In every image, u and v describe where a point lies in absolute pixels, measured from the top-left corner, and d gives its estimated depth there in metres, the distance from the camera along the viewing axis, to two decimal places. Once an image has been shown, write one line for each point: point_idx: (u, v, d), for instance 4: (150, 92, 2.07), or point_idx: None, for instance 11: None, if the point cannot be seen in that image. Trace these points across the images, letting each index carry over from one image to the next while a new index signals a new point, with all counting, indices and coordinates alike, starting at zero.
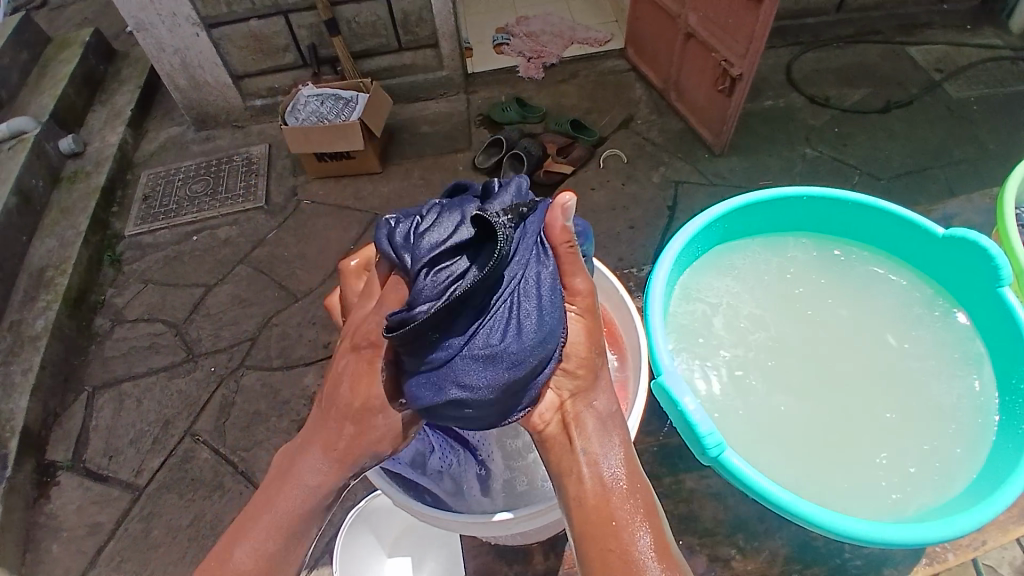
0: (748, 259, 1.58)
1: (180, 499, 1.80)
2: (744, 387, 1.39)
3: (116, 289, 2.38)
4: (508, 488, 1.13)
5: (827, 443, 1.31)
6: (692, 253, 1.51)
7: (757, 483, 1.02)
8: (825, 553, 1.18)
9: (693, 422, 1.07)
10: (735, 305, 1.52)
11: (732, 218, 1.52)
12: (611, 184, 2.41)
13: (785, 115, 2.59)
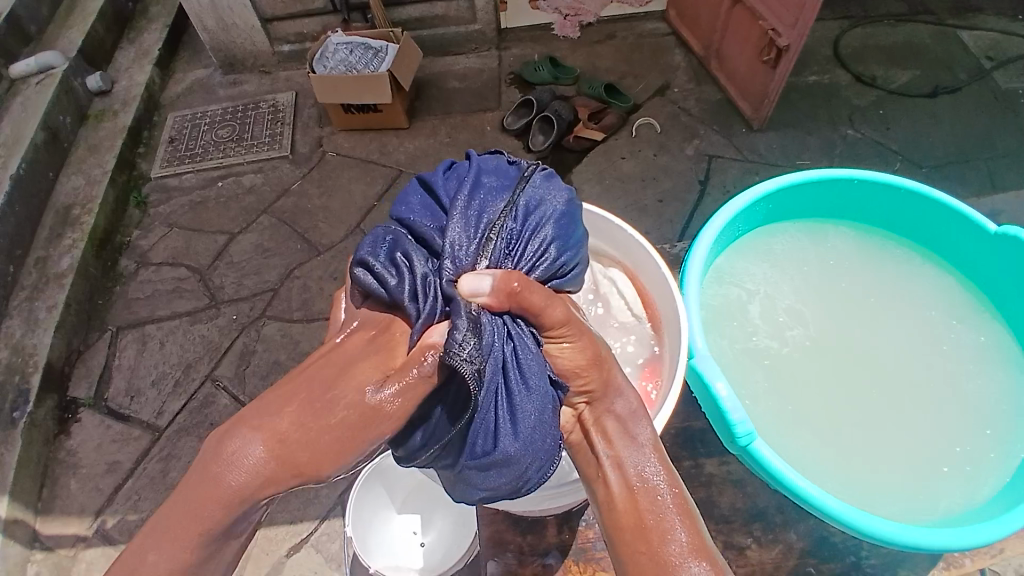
0: (787, 246, 1.53)
1: (199, 442, 1.85)
2: (771, 373, 1.38)
3: (141, 231, 2.40)
4: None
5: (856, 439, 1.29)
6: (732, 232, 1.46)
7: (785, 476, 1.01)
8: (843, 549, 1.18)
9: (725, 411, 1.06)
10: (773, 293, 1.48)
11: (777, 200, 1.46)
12: (643, 154, 2.34)
13: (827, 92, 2.48)
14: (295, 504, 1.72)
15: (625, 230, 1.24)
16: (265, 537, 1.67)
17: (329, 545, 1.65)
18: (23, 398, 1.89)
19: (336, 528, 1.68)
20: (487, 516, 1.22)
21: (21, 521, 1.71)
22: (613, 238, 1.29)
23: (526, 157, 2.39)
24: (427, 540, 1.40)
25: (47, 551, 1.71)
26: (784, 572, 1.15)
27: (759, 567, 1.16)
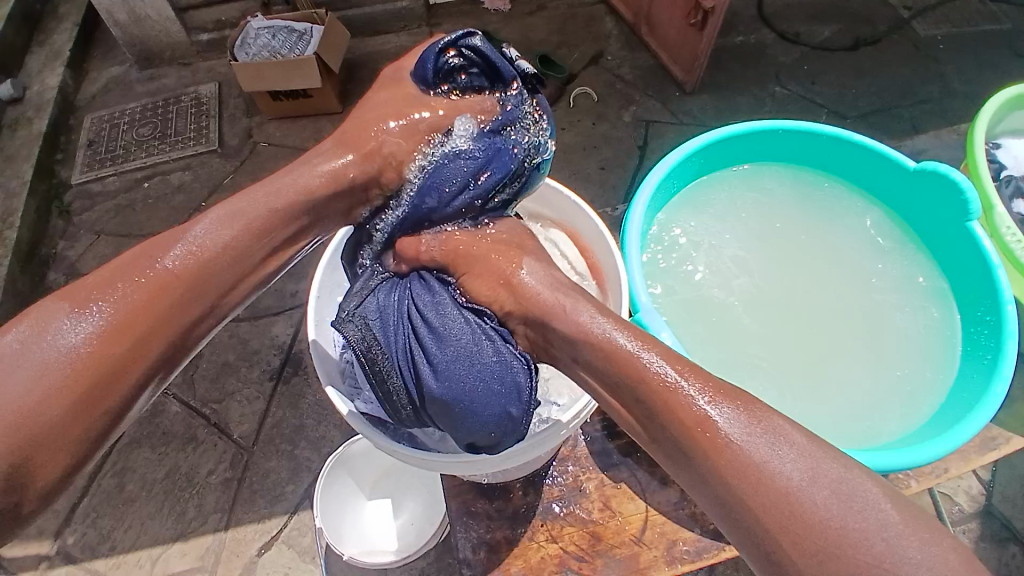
0: (726, 198, 1.56)
1: (153, 453, 1.85)
2: (719, 322, 1.42)
3: (67, 241, 2.27)
4: None
5: (805, 379, 1.35)
6: (668, 189, 1.49)
7: None
8: None
9: None
10: (718, 245, 1.51)
11: (708, 152, 1.49)
12: (582, 124, 2.35)
13: (755, 52, 2.54)
14: (261, 503, 1.76)
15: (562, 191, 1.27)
16: (233, 539, 1.72)
17: (300, 540, 1.71)
18: None
19: (305, 522, 1.73)
20: (454, 487, 1.24)
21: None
22: (550, 202, 1.32)
23: None
24: (397, 522, 1.60)
25: None
26: None
27: None
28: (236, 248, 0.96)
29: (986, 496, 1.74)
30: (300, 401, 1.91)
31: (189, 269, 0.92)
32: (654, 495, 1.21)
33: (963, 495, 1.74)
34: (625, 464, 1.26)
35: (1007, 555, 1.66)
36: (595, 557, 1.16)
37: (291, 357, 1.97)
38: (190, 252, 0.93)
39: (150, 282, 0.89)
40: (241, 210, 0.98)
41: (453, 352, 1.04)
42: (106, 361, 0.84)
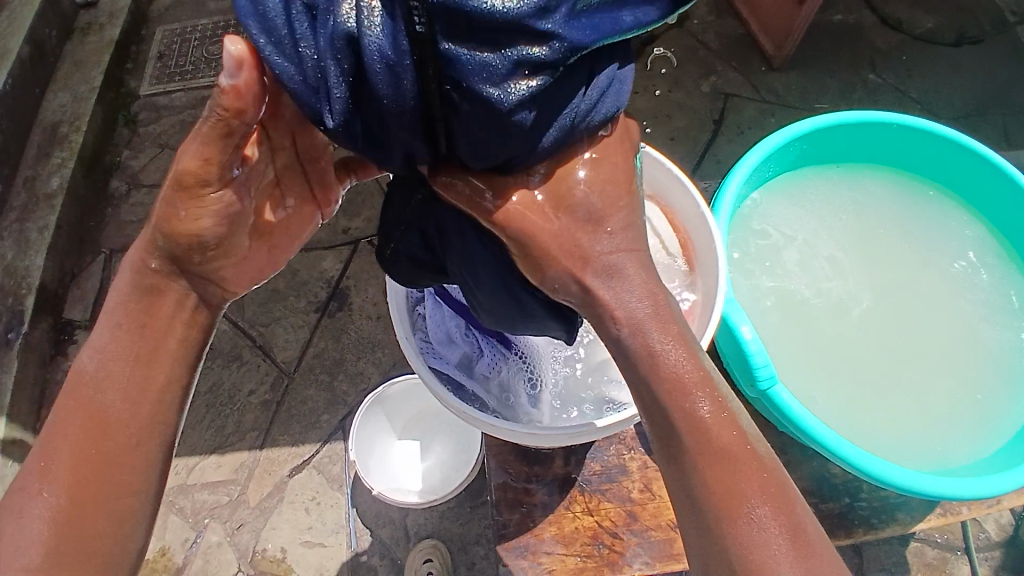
0: (824, 188, 1.48)
1: (199, 366, 1.91)
2: (796, 318, 1.37)
3: (131, 151, 2.32)
4: (556, 389, 1.18)
5: (880, 391, 1.30)
6: (764, 174, 1.42)
7: (804, 420, 1.06)
8: (840, 489, 1.23)
9: (750, 354, 1.07)
10: (807, 238, 1.44)
11: (813, 139, 1.41)
12: (656, 89, 2.25)
13: (852, 33, 2.36)
14: (297, 428, 1.82)
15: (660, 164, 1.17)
16: (267, 459, 1.79)
17: (330, 467, 1.78)
18: (16, 320, 1.93)
19: (337, 451, 1.79)
20: (496, 447, 1.25)
21: (19, 441, 1.82)
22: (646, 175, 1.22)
23: None
24: (424, 466, 1.64)
25: None
26: None
27: None
28: (134, 361, 0.81)
29: (1014, 527, 1.67)
30: (342, 336, 1.94)
31: (102, 408, 0.79)
32: None
33: (992, 523, 1.68)
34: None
35: None
36: (628, 535, 1.18)
37: (335, 292, 2.00)
38: (99, 394, 0.80)
39: (82, 432, 0.78)
40: (100, 341, 0.82)
41: (500, 302, 0.96)
42: (71, 517, 0.76)
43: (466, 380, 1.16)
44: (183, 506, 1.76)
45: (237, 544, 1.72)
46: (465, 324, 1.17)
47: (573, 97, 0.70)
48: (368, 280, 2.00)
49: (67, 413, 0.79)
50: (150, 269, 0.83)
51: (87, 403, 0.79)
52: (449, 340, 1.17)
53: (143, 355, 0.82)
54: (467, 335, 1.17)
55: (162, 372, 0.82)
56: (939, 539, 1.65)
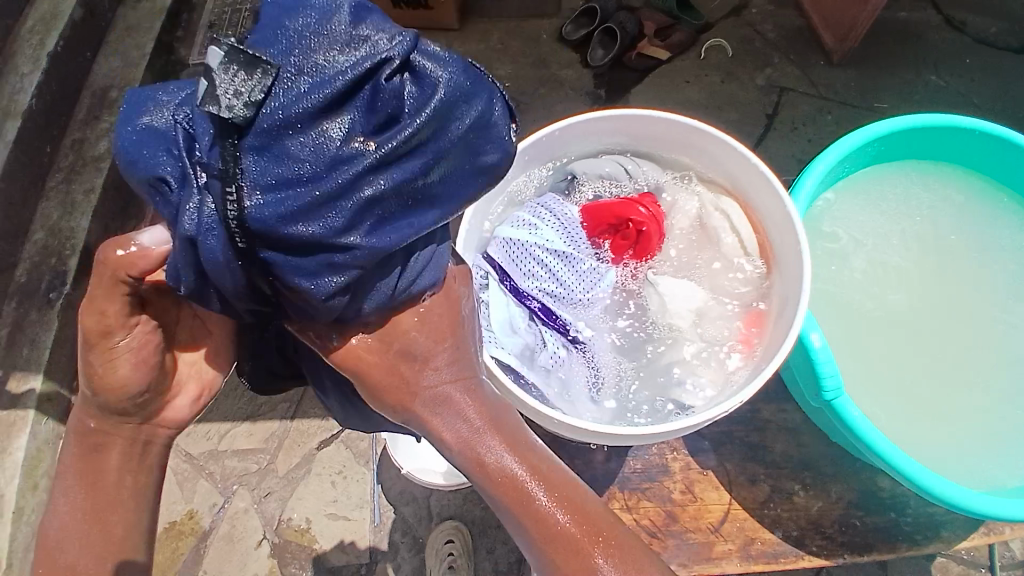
0: (898, 192, 1.41)
1: None
2: (859, 326, 1.32)
3: None
4: (621, 386, 1.11)
5: (941, 410, 1.25)
6: (838, 173, 1.35)
7: (865, 432, 1.01)
8: (887, 504, 1.20)
9: (818, 362, 1.02)
10: (875, 243, 1.38)
11: (891, 140, 1.34)
12: (708, 80, 2.19)
13: (918, 30, 2.25)
14: None
15: (744, 156, 1.13)
16: (297, 430, 1.81)
17: (358, 442, 1.79)
18: (59, 279, 1.95)
19: None
20: None
21: (54, 398, 1.87)
22: (724, 167, 1.19)
23: (583, 71, 2.26)
24: None
25: None
26: (829, 519, 1.19)
27: (805, 513, 1.20)
28: (102, 484, 0.90)
29: None
30: None
31: (76, 531, 0.87)
32: (741, 489, 1.22)
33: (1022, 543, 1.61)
34: (714, 453, 1.25)
35: None
36: (666, 536, 1.19)
37: None
38: (75, 520, 0.88)
39: (61, 558, 0.86)
40: (62, 487, 0.90)
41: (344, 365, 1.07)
42: None
43: (526, 371, 1.07)
44: (213, 471, 1.80)
45: (263, 511, 1.75)
46: (529, 312, 1.13)
47: (383, 281, 0.78)
48: None
49: (46, 552, 0.87)
50: (91, 428, 0.92)
51: (60, 535, 0.87)
52: (512, 328, 1.12)
53: (103, 480, 0.90)
54: (531, 324, 1.12)
55: (129, 484, 0.91)
56: (966, 556, 1.59)
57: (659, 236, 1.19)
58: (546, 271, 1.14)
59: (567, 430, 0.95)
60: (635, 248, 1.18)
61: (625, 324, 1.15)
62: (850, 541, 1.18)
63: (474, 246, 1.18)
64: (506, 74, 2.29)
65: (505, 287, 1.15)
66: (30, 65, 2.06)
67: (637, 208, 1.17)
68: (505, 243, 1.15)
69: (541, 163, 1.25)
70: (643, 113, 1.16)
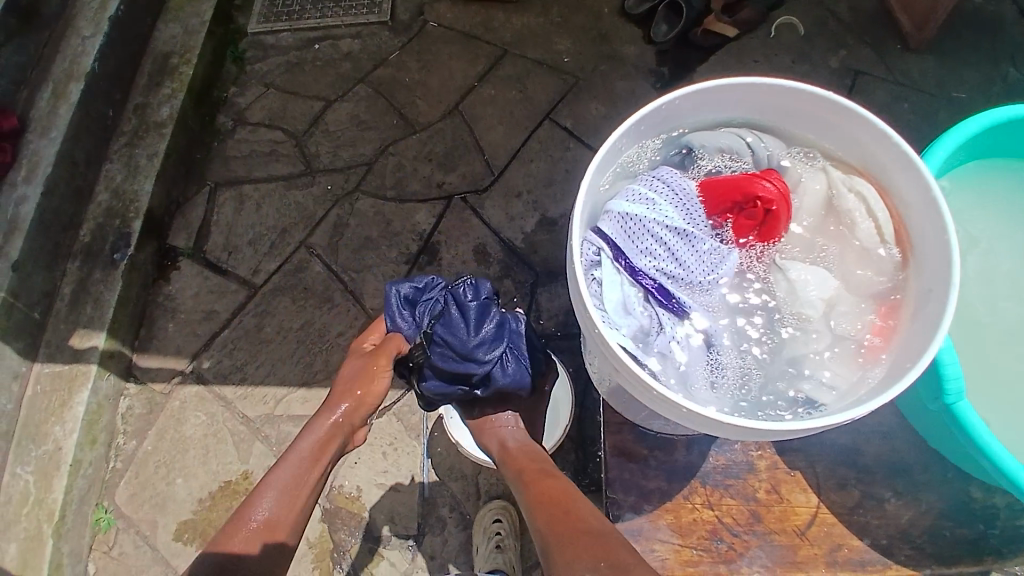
0: (1010, 189, 1.36)
1: (291, 303, 1.98)
2: (973, 325, 1.28)
3: (237, 88, 2.36)
4: (743, 374, 1.03)
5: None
6: (953, 163, 1.30)
7: (984, 441, 1.01)
8: (978, 514, 1.23)
9: (943, 364, 1.01)
10: (987, 240, 1.34)
11: (1011, 131, 1.28)
12: (777, 61, 2.11)
13: (1005, 16, 2.12)
14: None
15: (887, 136, 1.02)
16: None
17: (410, 416, 1.81)
18: (123, 242, 1.99)
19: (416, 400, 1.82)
20: (614, 425, 1.30)
21: (118, 354, 1.92)
22: (860, 147, 1.10)
23: (645, 49, 2.20)
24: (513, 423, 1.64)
25: (143, 384, 1.94)
26: (919, 529, 1.22)
27: (895, 522, 1.22)
28: (346, 424, 1.25)
29: None
30: None
31: (321, 440, 1.21)
32: (831, 494, 1.24)
33: None
34: (803, 453, 1.27)
35: None
36: (750, 536, 1.21)
37: (427, 244, 2.01)
38: (321, 433, 1.22)
39: (310, 451, 1.19)
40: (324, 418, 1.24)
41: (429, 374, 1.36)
42: (294, 497, 1.14)
43: (643, 354, 0.99)
44: (269, 434, 1.85)
45: None
46: (643, 293, 1.04)
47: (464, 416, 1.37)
48: (459, 237, 2.00)
49: (305, 447, 1.19)
50: (341, 414, 1.25)
51: (314, 438, 1.21)
52: (627, 308, 1.03)
53: (348, 421, 1.26)
54: (646, 305, 1.04)
55: (353, 427, 1.27)
56: None
57: (786, 216, 1.08)
58: (663, 249, 1.04)
59: (699, 422, 0.89)
60: (760, 230, 1.08)
61: (748, 310, 1.07)
62: (936, 551, 1.21)
63: (586, 217, 1.07)
64: (566, 50, 2.24)
65: (619, 264, 1.05)
66: (92, 28, 2.07)
67: (765, 183, 1.06)
68: (622, 217, 1.04)
69: (657, 133, 1.13)
70: (772, 83, 1.05)
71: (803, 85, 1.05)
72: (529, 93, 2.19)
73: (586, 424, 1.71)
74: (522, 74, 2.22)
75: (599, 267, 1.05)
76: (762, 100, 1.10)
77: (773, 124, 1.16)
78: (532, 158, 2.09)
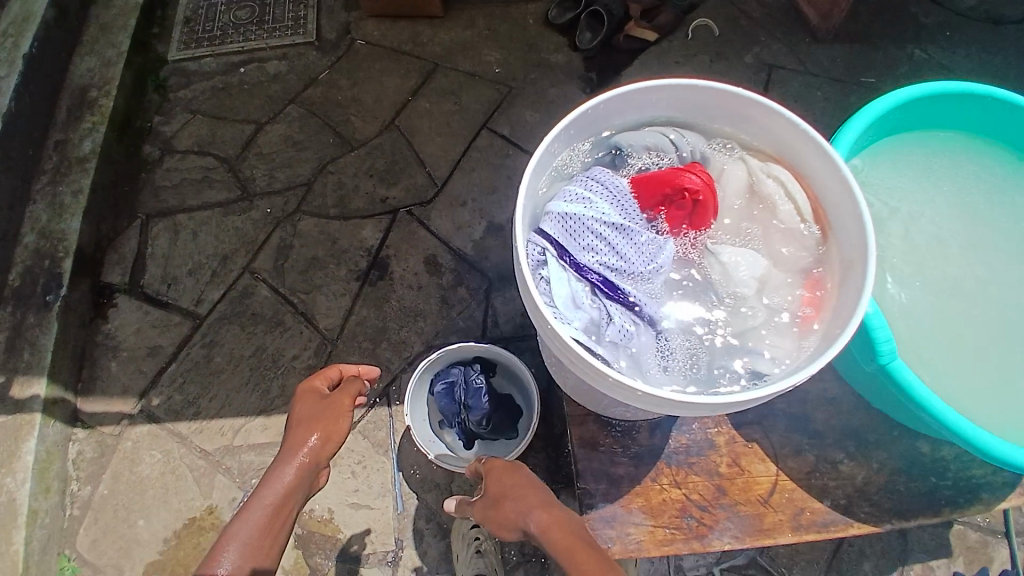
0: (916, 163, 1.49)
1: (240, 331, 1.93)
2: (896, 291, 1.38)
3: (162, 116, 2.28)
4: (691, 355, 1.09)
5: (980, 368, 1.31)
6: (864, 142, 1.41)
7: (920, 394, 1.08)
8: (928, 467, 1.30)
9: (873, 328, 1.08)
10: (900, 212, 1.45)
11: (911, 110, 1.40)
12: (697, 60, 2.23)
13: (897, 6, 2.31)
14: None
15: (794, 123, 1.11)
16: None
17: (376, 433, 1.79)
18: (54, 282, 1.89)
19: (381, 416, 1.81)
20: (579, 417, 1.35)
21: (61, 400, 1.82)
22: (771, 134, 1.18)
23: (572, 55, 2.29)
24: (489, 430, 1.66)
25: (90, 429, 1.84)
26: (874, 485, 1.30)
27: (851, 481, 1.30)
28: (324, 440, 1.13)
29: None
30: (384, 304, 1.95)
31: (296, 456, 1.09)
32: (788, 461, 1.31)
33: None
34: (758, 425, 1.34)
35: None
36: (718, 509, 1.27)
37: (377, 259, 2.00)
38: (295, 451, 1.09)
39: (286, 469, 1.06)
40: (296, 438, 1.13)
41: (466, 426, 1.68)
42: (269, 519, 0.99)
43: (596, 344, 1.03)
44: (229, 467, 1.79)
45: None
46: (591, 288, 1.08)
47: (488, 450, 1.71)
48: (409, 250, 2.00)
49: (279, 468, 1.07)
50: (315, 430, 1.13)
51: (288, 457, 1.08)
52: (577, 303, 1.06)
53: (324, 436, 1.13)
54: (594, 299, 1.08)
55: (329, 443, 1.14)
56: (983, 522, 1.68)
57: (713, 204, 1.16)
58: (603, 245, 1.09)
59: (658, 403, 0.93)
60: (691, 220, 1.15)
61: (689, 295, 1.14)
62: (894, 505, 1.28)
63: (528, 219, 1.11)
64: (497, 61, 2.29)
65: (564, 262, 1.08)
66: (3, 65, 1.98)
67: (691, 175, 1.12)
68: (562, 217, 1.08)
69: (586, 136, 1.19)
70: (684, 83, 1.12)
71: (713, 83, 1.13)
72: (465, 103, 2.22)
73: (552, 421, 1.75)
74: (457, 85, 2.25)
75: (545, 266, 1.09)
76: (678, 99, 1.17)
77: (691, 120, 1.23)
78: (474, 167, 2.12)
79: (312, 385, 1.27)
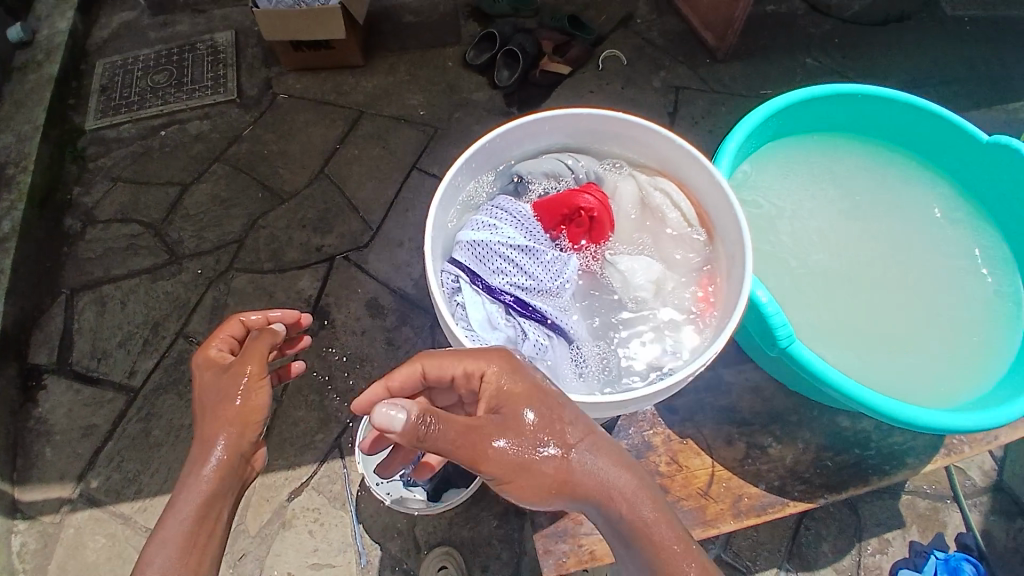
0: (801, 163, 1.59)
1: (179, 399, 1.86)
2: (797, 284, 1.47)
3: (81, 187, 2.22)
4: (605, 362, 1.13)
5: (879, 345, 1.39)
6: (751, 149, 1.50)
7: (824, 372, 1.11)
8: (853, 441, 1.36)
9: (769, 315, 1.11)
10: (793, 210, 1.55)
11: (789, 115, 1.50)
12: (610, 87, 2.34)
13: (787, 23, 2.49)
14: (290, 452, 1.78)
15: (669, 138, 1.18)
16: (262, 487, 1.74)
17: (330, 487, 1.75)
18: None
19: (335, 470, 1.77)
20: None
21: None
22: (653, 150, 1.24)
23: (492, 93, 2.36)
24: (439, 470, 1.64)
25: (30, 520, 1.72)
26: (805, 464, 1.34)
27: (782, 462, 1.34)
28: (243, 419, 0.96)
29: (998, 471, 1.79)
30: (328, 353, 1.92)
31: (213, 449, 0.93)
32: (720, 451, 1.36)
33: (977, 470, 1.79)
34: (690, 421, 1.39)
35: (1015, 528, 1.73)
36: None
37: (316, 308, 1.97)
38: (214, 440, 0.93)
39: (205, 470, 0.91)
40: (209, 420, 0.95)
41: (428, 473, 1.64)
42: (193, 536, 0.87)
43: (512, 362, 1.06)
44: None
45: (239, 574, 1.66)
46: (505, 309, 1.11)
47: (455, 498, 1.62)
48: (348, 295, 1.99)
49: (195, 465, 0.92)
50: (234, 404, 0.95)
51: (204, 450, 0.93)
52: (492, 324, 1.09)
53: (242, 416, 0.95)
54: (509, 319, 1.10)
55: (247, 415, 0.97)
56: (929, 490, 1.76)
57: (610, 218, 1.21)
58: (511, 266, 1.12)
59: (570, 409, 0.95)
60: (590, 234, 1.21)
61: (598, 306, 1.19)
62: (825, 481, 1.33)
63: (440, 251, 1.14)
64: (419, 103, 2.34)
65: (476, 287, 1.11)
66: None
67: (584, 195, 1.18)
68: (471, 244, 1.12)
69: (488, 168, 1.23)
70: (567, 112, 1.19)
71: (594, 109, 1.20)
72: (392, 146, 2.25)
73: None
74: (382, 130, 2.29)
75: (460, 292, 1.12)
76: (565, 125, 1.23)
77: (581, 144, 1.29)
78: (407, 208, 2.13)
79: (213, 352, 1.05)
